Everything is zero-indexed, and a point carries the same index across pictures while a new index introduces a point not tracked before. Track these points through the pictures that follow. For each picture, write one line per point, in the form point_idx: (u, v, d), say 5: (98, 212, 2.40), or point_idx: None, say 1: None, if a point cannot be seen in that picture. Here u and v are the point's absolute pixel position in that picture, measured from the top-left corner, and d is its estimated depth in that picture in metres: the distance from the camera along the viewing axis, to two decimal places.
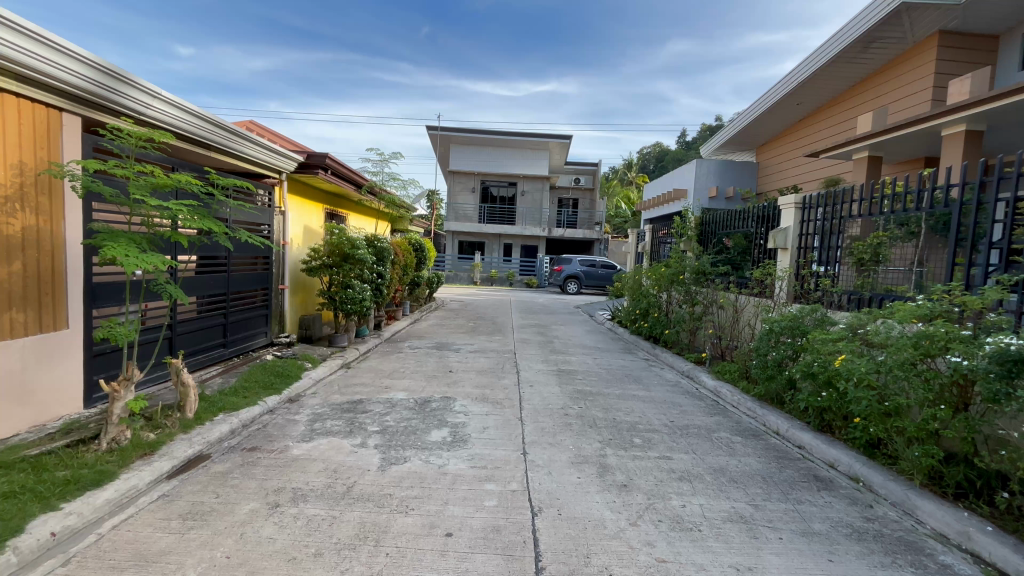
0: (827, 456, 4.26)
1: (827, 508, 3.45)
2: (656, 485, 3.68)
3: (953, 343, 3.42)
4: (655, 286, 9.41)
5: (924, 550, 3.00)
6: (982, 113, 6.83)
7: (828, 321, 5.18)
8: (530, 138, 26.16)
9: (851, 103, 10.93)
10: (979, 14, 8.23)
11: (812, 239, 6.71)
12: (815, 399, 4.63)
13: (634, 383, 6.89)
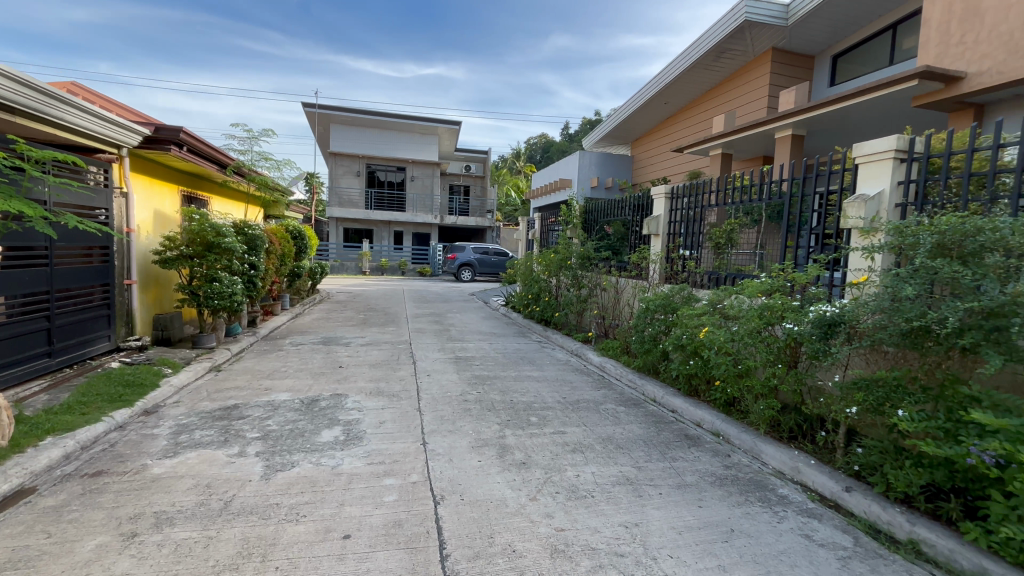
0: (695, 416, 4.85)
1: (696, 461, 3.94)
2: (552, 460, 3.87)
3: (787, 313, 4.09)
4: (545, 272, 9.83)
5: (768, 486, 3.57)
6: (804, 120, 8.17)
7: (693, 298, 5.85)
8: (418, 122, 25.45)
9: (707, 106, 12.35)
10: (801, 36, 9.82)
11: (678, 227, 7.52)
12: (684, 367, 5.23)
13: (529, 365, 7.14)
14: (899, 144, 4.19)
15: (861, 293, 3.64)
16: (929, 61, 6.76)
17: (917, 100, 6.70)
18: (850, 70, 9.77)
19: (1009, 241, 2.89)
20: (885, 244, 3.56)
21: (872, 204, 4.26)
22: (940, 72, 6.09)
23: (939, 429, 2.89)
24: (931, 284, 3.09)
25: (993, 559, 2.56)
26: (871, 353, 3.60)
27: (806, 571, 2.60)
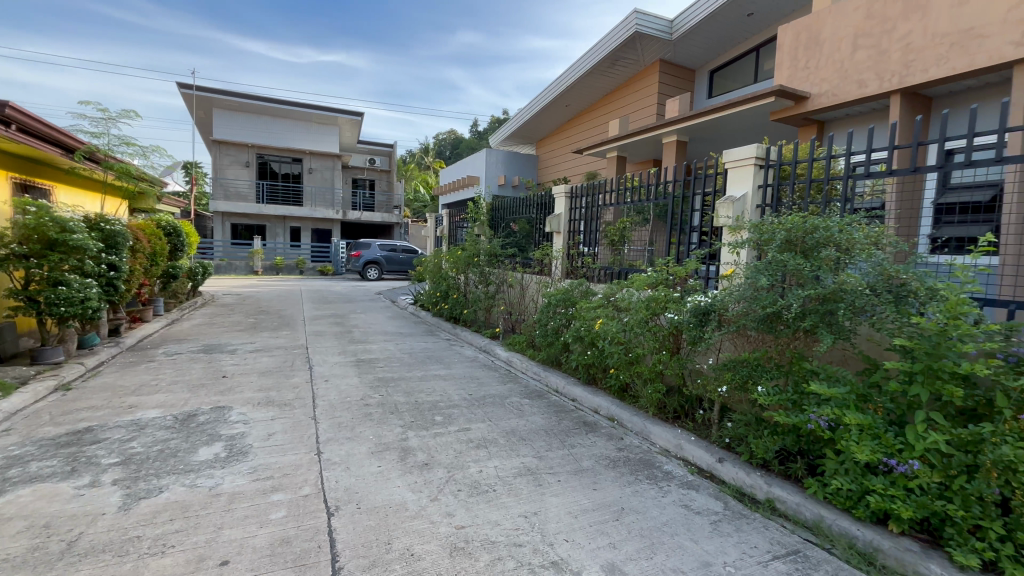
0: (593, 403, 5.12)
1: (592, 446, 4.16)
2: (455, 458, 3.85)
3: (669, 304, 4.47)
4: (453, 269, 9.76)
5: (655, 463, 3.88)
6: (686, 128, 8.97)
7: (591, 292, 6.15)
8: (316, 111, 23.88)
9: (604, 110, 13.06)
10: (683, 50, 10.75)
11: (579, 224, 7.87)
12: (583, 357, 5.50)
13: (435, 364, 7.05)
14: (758, 152, 4.76)
15: (728, 285, 4.08)
16: (783, 81, 7.75)
17: (775, 114, 7.66)
18: (724, 85, 10.92)
19: (837, 238, 3.42)
20: (745, 241, 4.05)
21: (738, 205, 4.79)
22: (791, 91, 7.02)
23: (787, 400, 3.36)
24: (781, 276, 3.57)
25: (827, 508, 3.03)
26: (737, 337, 4.05)
27: (683, 538, 2.87)
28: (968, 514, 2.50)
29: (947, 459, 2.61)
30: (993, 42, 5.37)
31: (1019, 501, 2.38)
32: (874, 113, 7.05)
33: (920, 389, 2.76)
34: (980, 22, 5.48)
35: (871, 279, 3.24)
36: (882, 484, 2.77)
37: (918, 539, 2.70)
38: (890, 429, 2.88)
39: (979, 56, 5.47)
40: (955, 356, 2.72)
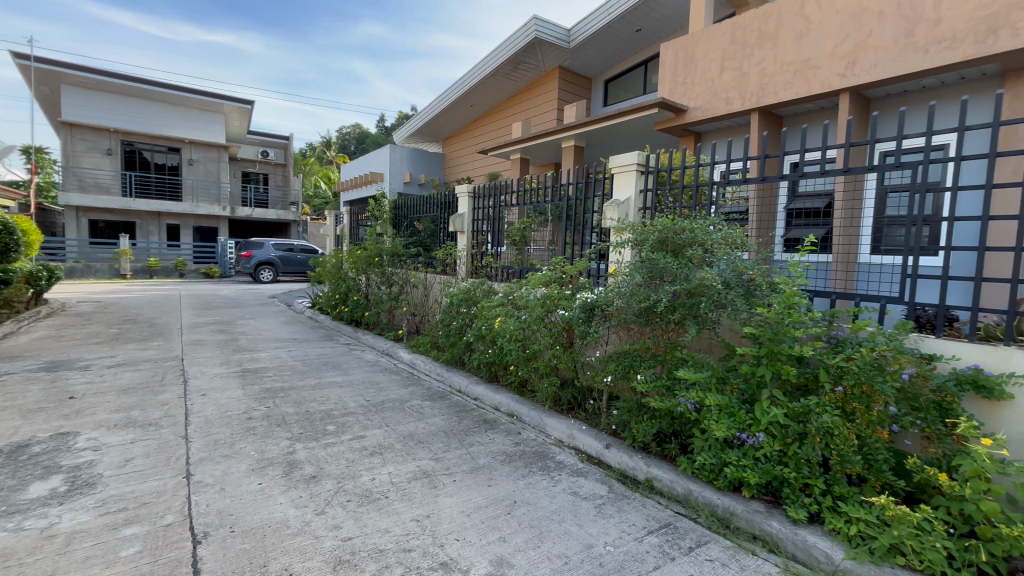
0: (493, 401, 5.21)
1: (490, 443, 4.22)
2: (347, 467, 3.69)
3: (562, 301, 4.69)
4: (353, 269, 9.34)
5: (549, 454, 4.05)
6: (582, 133, 9.45)
7: (492, 291, 6.23)
8: (196, 96, 21.44)
9: (507, 112, 13.28)
10: (580, 59, 11.29)
11: (482, 224, 7.94)
12: (484, 356, 5.56)
13: (333, 370, 6.68)
14: (638, 159, 5.15)
15: (613, 282, 4.37)
16: (665, 94, 8.44)
17: (658, 124, 8.34)
18: (616, 94, 11.67)
19: (700, 239, 3.81)
20: (626, 241, 4.38)
21: (622, 208, 5.14)
22: (671, 104, 7.70)
23: (662, 386, 3.69)
24: (656, 273, 3.90)
25: (695, 481, 3.37)
26: (621, 330, 4.35)
27: (570, 523, 3.02)
28: (800, 474, 2.93)
29: (785, 430, 3.03)
30: (824, 72, 6.33)
31: (836, 459, 2.84)
32: (739, 128, 7.96)
33: (764, 370, 3.19)
34: (815, 54, 6.44)
35: (726, 275, 3.69)
36: (736, 456, 3.14)
37: (765, 501, 3.11)
38: (743, 406, 3.28)
39: (814, 83, 6.42)
40: (790, 340, 3.18)
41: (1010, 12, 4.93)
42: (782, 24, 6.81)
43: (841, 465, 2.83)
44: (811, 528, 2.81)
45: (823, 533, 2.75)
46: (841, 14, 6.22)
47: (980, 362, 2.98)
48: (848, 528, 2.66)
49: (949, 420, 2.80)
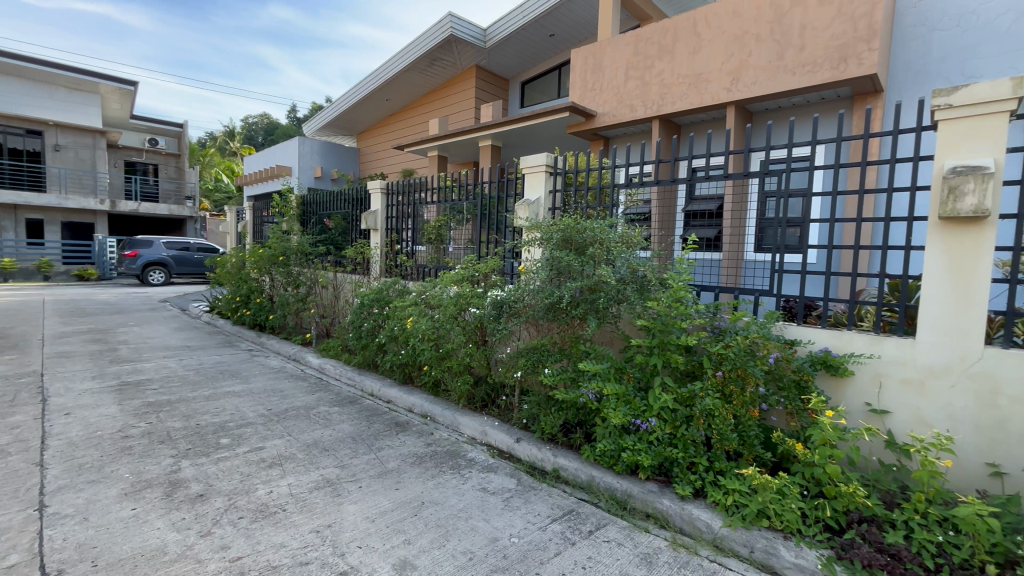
0: (407, 403, 5.10)
1: (401, 446, 4.13)
2: (240, 482, 3.42)
3: (473, 300, 4.71)
4: (256, 269, 8.66)
5: (461, 452, 4.06)
6: (498, 133, 9.56)
7: (405, 291, 6.09)
8: (64, 73, 18.66)
9: (424, 109, 13.06)
10: (496, 59, 11.39)
11: (397, 222, 7.74)
12: (397, 357, 5.43)
13: (231, 379, 6.16)
14: (547, 160, 5.31)
15: (522, 279, 4.47)
16: (576, 98, 8.77)
17: (570, 127, 8.66)
18: (532, 96, 11.93)
19: (600, 238, 4.02)
20: (534, 240, 4.51)
21: (533, 207, 5.26)
22: (581, 108, 8.02)
23: (567, 379, 3.86)
24: (560, 270, 4.11)
25: (597, 468, 3.56)
26: (531, 327, 4.46)
27: (477, 519, 3.05)
28: (687, 453, 3.21)
29: (674, 413, 3.29)
30: (714, 86, 6.94)
31: (716, 438, 3.14)
32: (643, 134, 8.49)
33: (656, 359, 3.44)
34: (706, 69, 7.04)
35: (622, 272, 3.94)
36: (632, 441, 3.36)
37: (658, 481, 3.36)
38: (638, 394, 3.52)
39: (706, 95, 7.02)
40: (677, 331, 3.46)
41: (855, 44, 5.75)
42: (678, 40, 7.37)
43: (720, 442, 3.14)
44: (696, 502, 3.08)
45: (705, 506, 3.03)
46: (726, 35, 6.86)
47: (830, 345, 3.42)
48: (725, 499, 2.95)
49: (805, 396, 3.22)
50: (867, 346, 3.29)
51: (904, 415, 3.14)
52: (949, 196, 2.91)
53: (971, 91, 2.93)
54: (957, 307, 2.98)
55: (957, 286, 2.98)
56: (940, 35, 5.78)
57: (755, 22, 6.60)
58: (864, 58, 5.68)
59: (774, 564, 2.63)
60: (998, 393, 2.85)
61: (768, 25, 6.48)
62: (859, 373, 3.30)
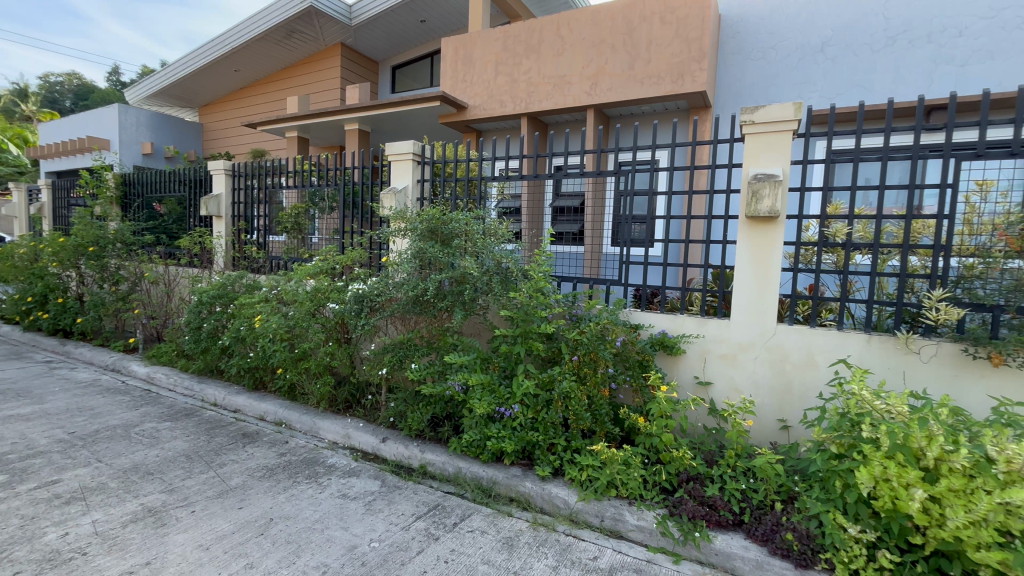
0: (257, 410, 4.58)
1: (248, 459, 3.69)
2: (22, 528, 2.74)
3: (332, 294, 4.38)
4: (54, 262, 6.97)
5: (319, 459, 3.76)
6: (366, 117, 9.04)
7: (255, 286, 5.44)
8: None
9: (281, 85, 11.80)
10: (364, 40, 10.73)
11: (247, 209, 6.89)
12: (244, 361, 4.84)
13: (15, 399, 4.91)
14: (414, 149, 5.12)
15: (386, 272, 4.26)
16: (447, 88, 8.64)
17: (441, 117, 8.52)
18: (404, 83, 11.51)
19: (466, 230, 4.00)
20: (399, 231, 4.33)
21: (400, 197, 5.06)
22: (451, 99, 7.94)
23: (434, 372, 3.81)
24: (425, 262, 4.02)
25: (463, 459, 3.58)
26: (398, 321, 4.30)
27: (333, 529, 2.84)
28: (547, 436, 3.38)
29: (535, 398, 3.44)
30: (575, 88, 7.37)
31: (573, 418, 3.34)
32: (512, 129, 8.71)
33: (519, 348, 3.55)
34: (568, 72, 7.45)
35: (488, 264, 3.95)
36: (496, 429, 3.43)
37: (521, 465, 3.49)
38: (503, 382, 3.60)
39: (568, 96, 7.42)
40: (538, 320, 3.60)
41: (689, 63, 6.55)
42: (543, 41, 7.67)
43: (576, 422, 3.34)
44: (555, 480, 3.26)
45: (563, 483, 3.22)
46: (586, 41, 7.32)
47: (666, 328, 3.87)
48: (580, 474, 3.16)
49: (647, 374, 3.57)
50: (694, 327, 3.78)
51: (721, 385, 3.68)
52: (752, 199, 3.46)
53: (767, 111, 3.50)
54: (758, 292, 3.57)
55: (758, 274, 3.57)
56: (752, 64, 6.86)
57: (610, 33, 7.15)
58: (697, 76, 6.50)
59: (620, 529, 2.91)
60: (786, 360, 3.48)
61: (620, 37, 7.06)
62: (688, 351, 3.79)
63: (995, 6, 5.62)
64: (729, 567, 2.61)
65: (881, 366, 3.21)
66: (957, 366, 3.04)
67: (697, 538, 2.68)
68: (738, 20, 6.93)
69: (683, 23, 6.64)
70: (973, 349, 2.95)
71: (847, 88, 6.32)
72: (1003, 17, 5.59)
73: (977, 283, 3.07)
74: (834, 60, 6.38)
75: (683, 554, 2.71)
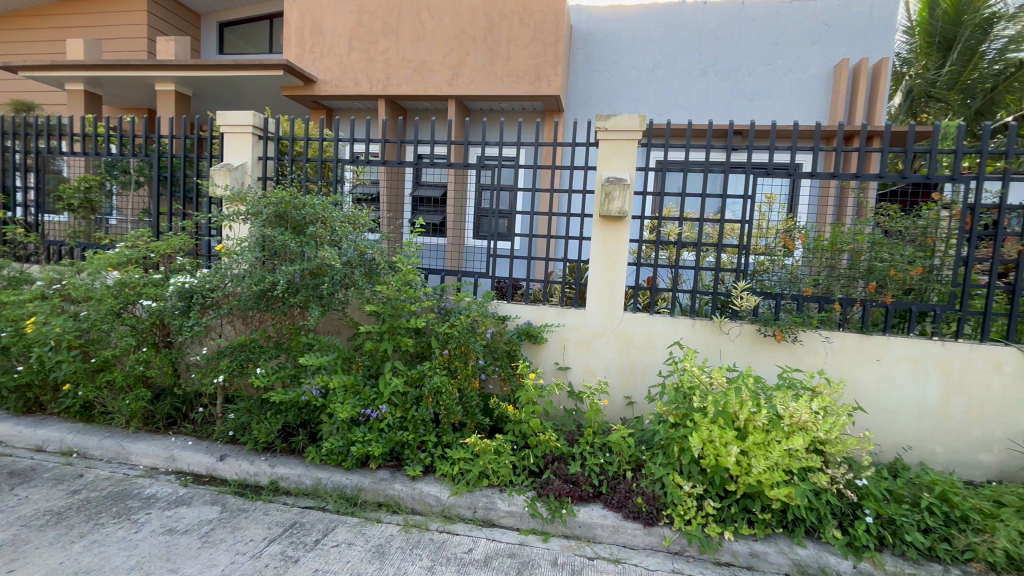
0: (34, 440, 3.56)
1: (22, 506, 2.85)
2: None
3: (146, 289, 3.59)
4: None
5: (132, 492, 3.09)
6: (185, 79, 7.61)
7: (24, 280, 4.19)
8: None
9: (57, 23, 9.24)
10: None
11: (5, 178, 5.25)
12: (9, 378, 3.70)
13: None
14: (255, 121, 4.44)
15: (222, 262, 3.65)
16: (291, 57, 7.72)
17: (284, 89, 7.60)
18: (235, 44, 9.96)
19: (322, 216, 3.60)
20: (238, 216, 3.73)
21: (236, 174, 4.35)
22: (297, 71, 7.13)
23: (286, 376, 3.40)
24: (273, 251, 3.55)
25: (323, 469, 3.28)
26: (238, 319, 3.73)
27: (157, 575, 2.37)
28: (416, 434, 3.27)
29: (405, 397, 3.31)
30: (436, 77, 7.23)
31: (443, 413, 3.29)
32: (368, 111, 8.19)
33: (386, 344, 3.37)
34: (429, 59, 7.25)
35: (348, 255, 3.62)
36: (361, 433, 3.22)
37: (389, 467, 3.33)
38: (368, 382, 3.39)
39: (429, 84, 7.24)
40: (407, 314, 3.46)
41: (545, 67, 6.90)
42: (402, 22, 7.33)
43: (447, 417, 3.30)
44: (427, 479, 3.19)
45: (435, 480, 3.17)
46: (447, 30, 7.22)
47: (530, 319, 4.05)
48: (452, 468, 3.13)
49: (515, 363, 3.67)
50: (555, 317, 4.03)
51: (578, 369, 4.00)
52: (605, 200, 3.80)
53: (617, 121, 3.86)
54: (609, 284, 3.95)
55: (609, 268, 3.95)
56: (598, 76, 7.53)
57: (470, 25, 7.15)
58: (552, 81, 6.89)
59: (492, 517, 2.98)
60: (631, 344, 3.92)
61: (481, 31, 7.11)
62: (550, 339, 4.02)
63: (771, 55, 7.07)
64: (591, 536, 2.86)
65: (702, 346, 3.83)
66: (753, 342, 3.76)
67: (563, 514, 2.88)
68: (586, 33, 7.54)
69: (539, 27, 6.96)
70: (764, 329, 3.68)
71: (672, 108, 7.35)
72: (777, 65, 7.07)
73: (766, 275, 3.84)
74: (662, 82, 7.36)
75: (551, 531, 2.90)
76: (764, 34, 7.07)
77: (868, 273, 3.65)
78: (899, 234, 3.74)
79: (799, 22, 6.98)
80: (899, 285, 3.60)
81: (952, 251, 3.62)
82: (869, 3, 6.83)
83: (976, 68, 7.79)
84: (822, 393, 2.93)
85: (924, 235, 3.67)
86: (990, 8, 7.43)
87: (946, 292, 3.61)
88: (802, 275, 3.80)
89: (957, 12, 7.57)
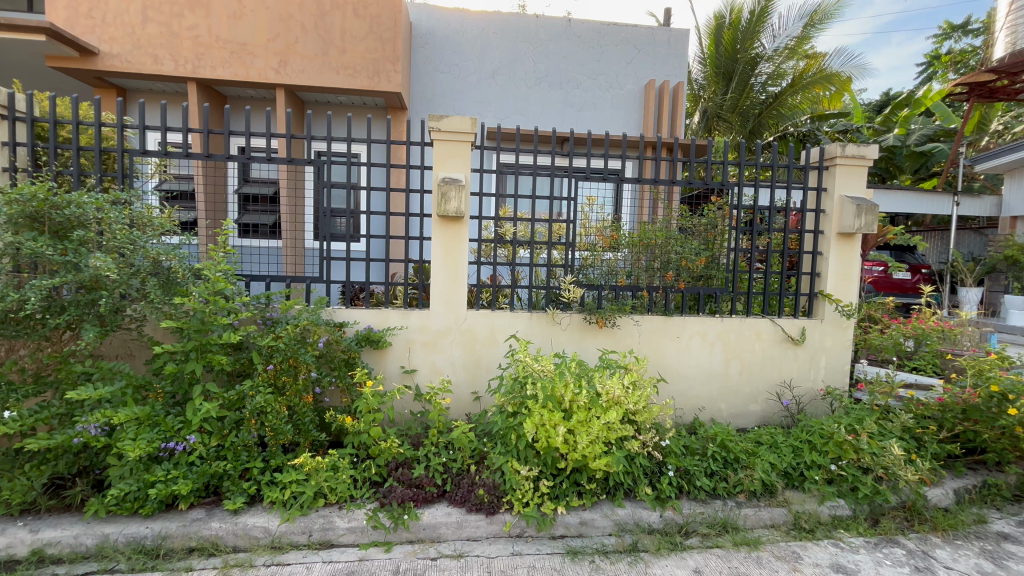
0: None
1: None
2: None
3: None
4: None
5: None
6: None
7: None
8: None
9: None
10: None
11: None
12: None
13: None
14: None
15: None
16: (59, 21, 6.24)
17: (50, 59, 6.09)
18: None
19: (95, 218, 2.93)
20: None
21: None
22: (69, 38, 5.78)
23: (52, 417, 2.75)
24: (24, 262, 2.83)
25: (113, 522, 2.72)
26: None
27: None
28: (238, 462, 2.92)
29: (220, 422, 2.92)
30: (259, 62, 6.50)
31: (270, 435, 2.97)
32: (173, 94, 7.01)
33: (193, 365, 2.92)
34: (250, 41, 6.48)
35: (138, 263, 3.01)
36: (163, 472, 2.74)
37: (205, 504, 2.90)
38: (169, 412, 2.92)
39: (251, 70, 6.50)
40: (219, 329, 3.04)
41: (384, 62, 6.67)
42: None
43: (274, 438, 2.97)
44: (252, 510, 2.85)
45: (263, 510, 2.85)
46: (270, 11, 6.53)
47: (371, 323, 3.89)
48: (282, 494, 2.85)
49: (354, 372, 3.46)
50: (396, 320, 3.93)
51: (424, 370, 3.97)
52: (441, 200, 3.80)
53: (449, 122, 3.89)
54: (449, 284, 3.98)
55: (449, 268, 3.98)
56: (441, 75, 7.56)
57: (298, 9, 6.58)
58: (391, 77, 6.70)
59: (330, 538, 2.79)
60: (475, 341, 4.02)
61: (310, 18, 6.59)
62: (393, 343, 3.92)
63: (595, 71, 7.88)
64: (435, 537, 2.86)
65: (538, 336, 4.10)
66: (582, 330, 4.15)
67: (406, 520, 2.81)
68: (426, 32, 7.50)
69: (375, 20, 6.69)
70: (590, 318, 4.07)
71: (512, 113, 7.72)
72: (600, 80, 7.90)
73: (590, 269, 4.27)
74: (502, 87, 7.70)
75: (394, 540, 2.82)
76: (588, 51, 7.85)
77: (667, 264, 4.27)
78: (690, 231, 4.46)
79: (616, 44, 7.89)
80: (689, 273, 4.27)
81: (726, 243, 4.43)
82: (668, 34, 8.01)
83: (749, 96, 9.76)
84: (632, 369, 3.34)
85: (706, 231, 4.42)
86: (755, 50, 9.45)
87: (724, 277, 4.40)
88: (619, 268, 4.28)
89: (734, 49, 9.49)
